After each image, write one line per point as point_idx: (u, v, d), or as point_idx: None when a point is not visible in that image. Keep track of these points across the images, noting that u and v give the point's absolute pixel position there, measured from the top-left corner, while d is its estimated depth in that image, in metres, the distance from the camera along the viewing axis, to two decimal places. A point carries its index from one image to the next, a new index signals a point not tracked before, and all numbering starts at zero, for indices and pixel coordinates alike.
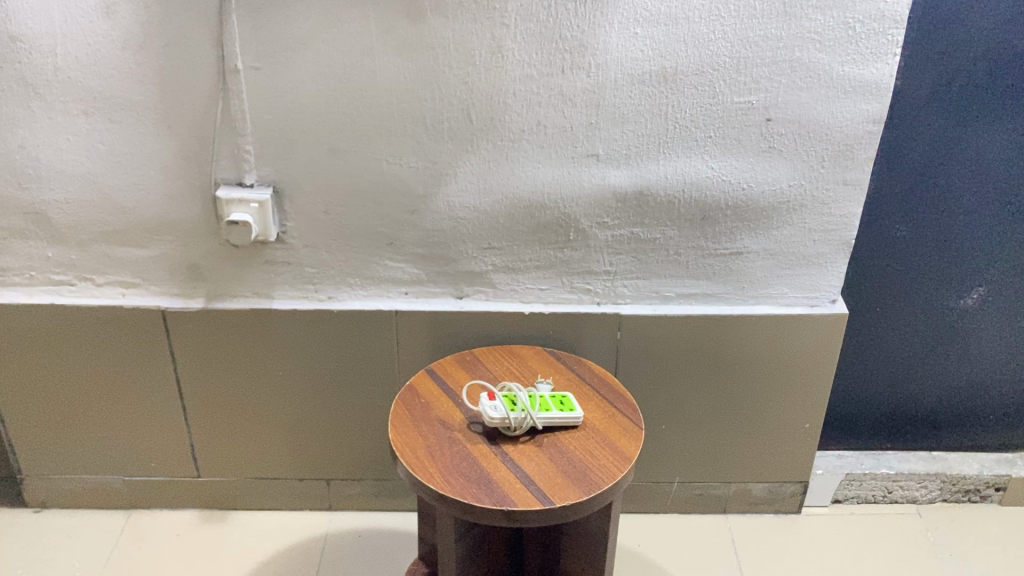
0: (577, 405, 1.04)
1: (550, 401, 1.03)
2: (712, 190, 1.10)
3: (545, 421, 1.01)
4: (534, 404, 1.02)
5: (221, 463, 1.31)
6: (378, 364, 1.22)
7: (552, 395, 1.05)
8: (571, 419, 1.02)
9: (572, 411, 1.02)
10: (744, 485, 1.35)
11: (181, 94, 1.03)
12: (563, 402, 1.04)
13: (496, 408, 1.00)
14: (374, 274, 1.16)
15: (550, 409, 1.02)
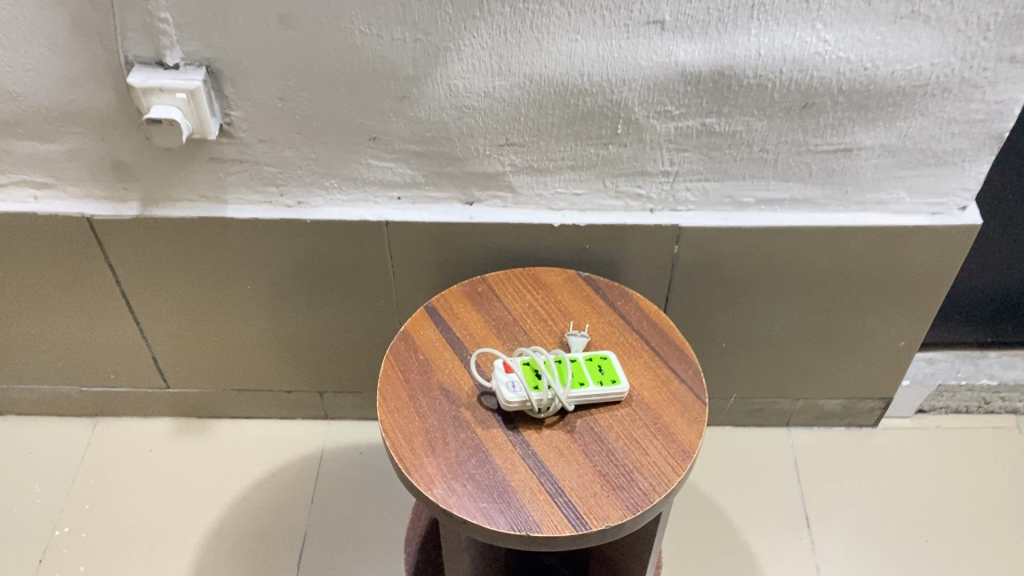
0: (621, 372, 0.79)
1: (585, 368, 0.79)
2: (821, 69, 0.77)
3: (579, 399, 0.77)
4: (564, 376, 0.77)
5: (191, 376, 1.11)
6: (368, 278, 0.97)
7: (588, 355, 0.80)
8: (614, 394, 0.78)
9: (615, 384, 0.78)
10: (814, 401, 1.13)
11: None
12: (603, 368, 0.79)
13: (514, 389, 0.76)
14: (356, 176, 0.88)
15: (586, 382, 0.78)
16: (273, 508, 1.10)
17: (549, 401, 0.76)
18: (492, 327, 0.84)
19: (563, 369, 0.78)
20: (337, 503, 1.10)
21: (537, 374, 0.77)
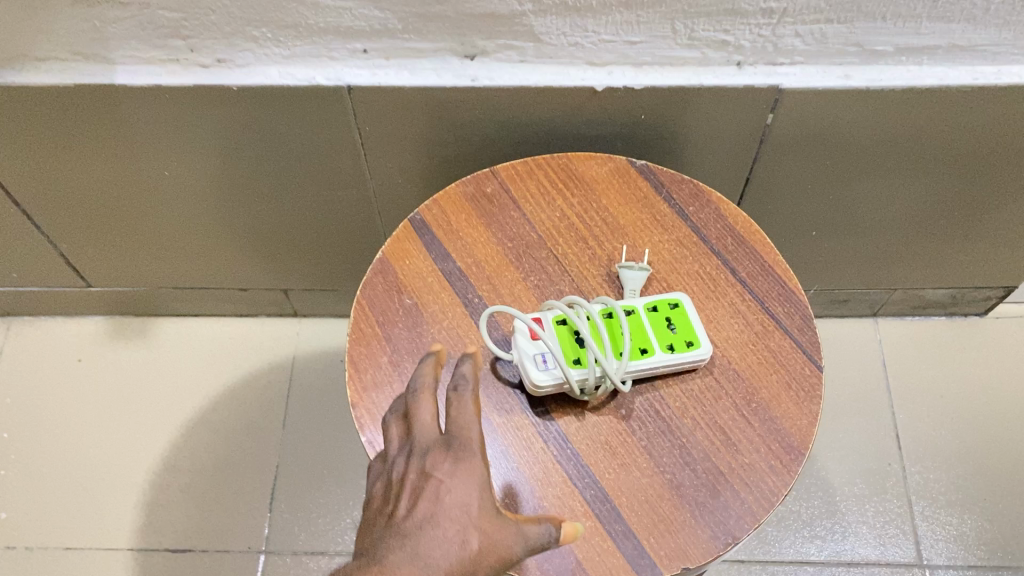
0: (698, 327, 0.54)
1: (647, 325, 0.54)
2: None
3: (639, 373, 0.53)
4: (617, 340, 0.53)
5: (118, 274, 0.87)
6: (333, 159, 0.71)
7: (650, 304, 0.55)
8: (690, 361, 0.53)
9: (691, 347, 0.53)
10: (916, 290, 0.89)
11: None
12: (672, 323, 0.54)
13: (545, 366, 0.52)
14: (298, 23, 0.58)
15: (649, 348, 0.53)
16: (236, 430, 0.89)
17: (597, 381, 0.52)
18: (509, 253, 0.59)
19: (614, 329, 0.53)
20: (315, 423, 0.89)
21: (578, 340, 0.52)
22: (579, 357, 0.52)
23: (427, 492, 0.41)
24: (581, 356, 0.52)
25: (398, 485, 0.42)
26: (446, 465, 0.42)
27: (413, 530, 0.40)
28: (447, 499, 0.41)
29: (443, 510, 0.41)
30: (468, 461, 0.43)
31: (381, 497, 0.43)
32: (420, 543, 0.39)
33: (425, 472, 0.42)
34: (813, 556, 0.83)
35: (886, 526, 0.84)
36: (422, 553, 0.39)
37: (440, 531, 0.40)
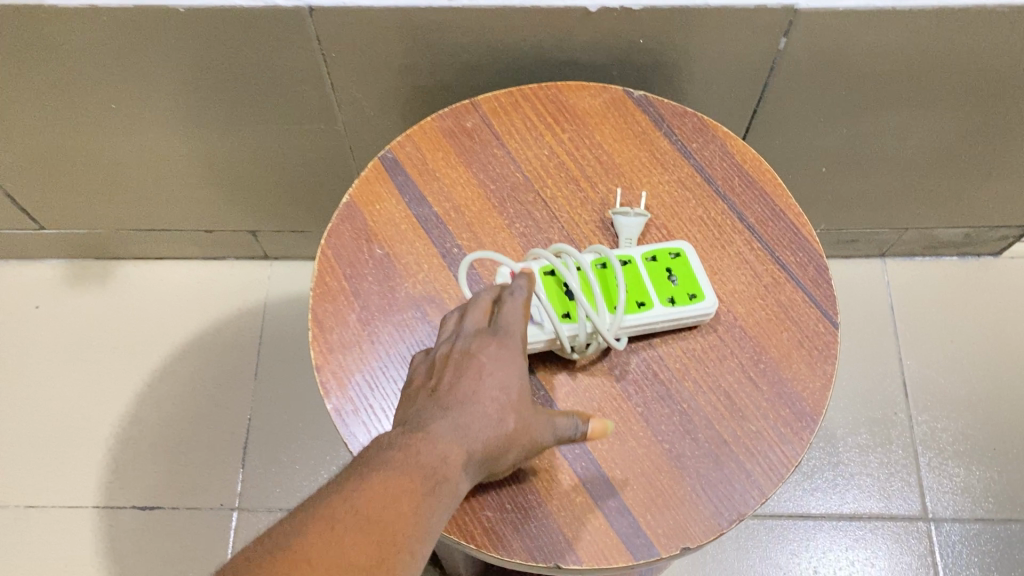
0: (702, 278, 0.49)
1: (646, 275, 0.48)
2: None
3: (636, 329, 0.47)
4: (612, 293, 0.47)
5: (71, 215, 0.81)
6: (297, 89, 0.64)
7: (649, 253, 0.49)
8: (693, 315, 0.48)
9: (694, 301, 0.48)
10: (929, 229, 0.84)
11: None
12: (673, 274, 0.49)
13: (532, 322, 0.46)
14: None
15: (647, 301, 0.47)
16: (205, 381, 0.83)
17: (589, 338, 0.46)
18: (491, 196, 0.53)
19: (608, 280, 0.48)
20: (289, 372, 0.84)
21: (568, 292, 0.47)
22: (569, 312, 0.46)
23: (473, 369, 0.40)
24: (571, 310, 0.46)
25: (440, 362, 0.41)
26: (492, 349, 0.41)
27: (452, 401, 0.39)
28: (488, 376, 0.40)
29: (483, 386, 0.40)
30: (514, 342, 0.41)
31: (424, 374, 0.41)
32: (461, 415, 0.39)
33: (468, 351, 0.41)
34: (813, 509, 0.79)
35: (890, 478, 0.80)
36: (461, 424, 0.38)
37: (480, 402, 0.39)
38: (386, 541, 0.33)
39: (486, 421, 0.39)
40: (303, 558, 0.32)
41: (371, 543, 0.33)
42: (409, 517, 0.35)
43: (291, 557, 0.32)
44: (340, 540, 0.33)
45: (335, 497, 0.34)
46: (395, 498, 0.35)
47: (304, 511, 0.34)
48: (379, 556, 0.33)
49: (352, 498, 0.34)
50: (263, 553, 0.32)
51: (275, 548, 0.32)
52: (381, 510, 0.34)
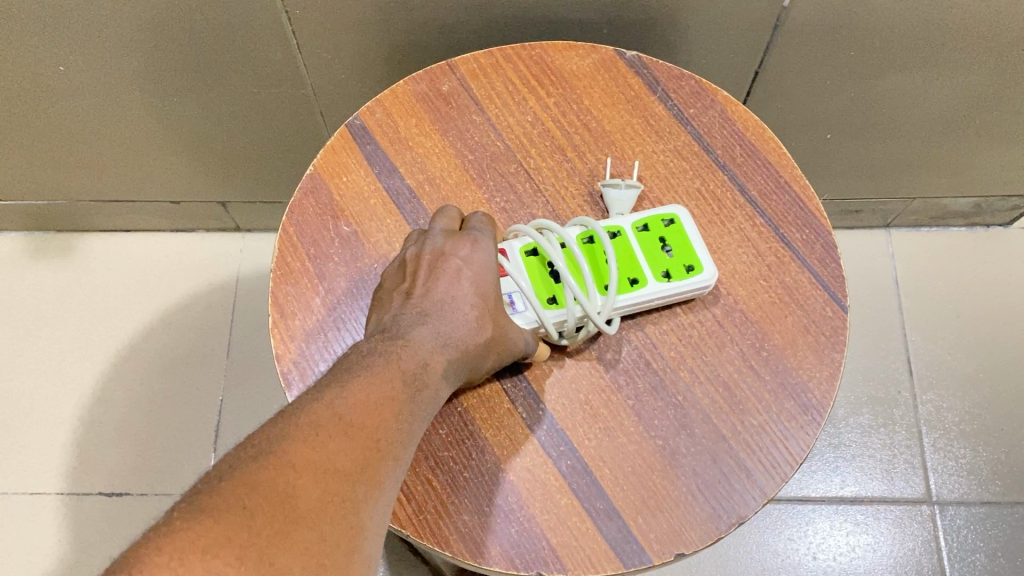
0: (700, 247, 0.44)
1: (637, 248, 0.44)
2: None
3: (629, 309, 0.43)
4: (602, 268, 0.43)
5: (27, 185, 0.76)
6: (260, 49, 0.58)
7: (640, 222, 0.45)
8: (691, 289, 0.44)
9: (691, 273, 0.43)
10: (937, 199, 0.79)
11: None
12: (668, 244, 0.44)
13: (514, 309, 0.42)
14: None
15: (640, 278, 0.43)
16: (175, 360, 0.79)
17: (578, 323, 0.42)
18: (470, 167, 0.48)
19: (597, 255, 0.43)
20: (263, 351, 0.80)
21: (553, 271, 0.43)
22: (555, 295, 0.42)
23: (448, 271, 0.39)
24: (557, 294, 0.42)
25: (412, 266, 0.40)
26: (466, 250, 0.40)
27: (432, 303, 0.38)
28: (466, 280, 0.39)
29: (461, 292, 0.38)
30: (488, 250, 0.40)
31: (395, 278, 0.40)
32: (440, 319, 0.37)
33: (443, 254, 0.39)
34: (813, 493, 0.76)
35: (894, 460, 0.77)
36: (443, 332, 0.37)
37: (459, 306, 0.38)
38: (372, 447, 0.31)
39: (466, 328, 0.37)
40: (290, 462, 0.28)
41: (357, 450, 0.30)
42: (391, 430, 0.32)
43: (276, 458, 0.28)
44: (326, 444, 0.29)
45: (312, 413, 0.31)
46: (379, 416, 0.32)
47: (280, 420, 0.30)
48: (366, 462, 0.30)
49: (335, 404, 0.31)
50: (240, 458, 0.28)
51: (259, 452, 0.28)
52: (364, 417, 0.31)
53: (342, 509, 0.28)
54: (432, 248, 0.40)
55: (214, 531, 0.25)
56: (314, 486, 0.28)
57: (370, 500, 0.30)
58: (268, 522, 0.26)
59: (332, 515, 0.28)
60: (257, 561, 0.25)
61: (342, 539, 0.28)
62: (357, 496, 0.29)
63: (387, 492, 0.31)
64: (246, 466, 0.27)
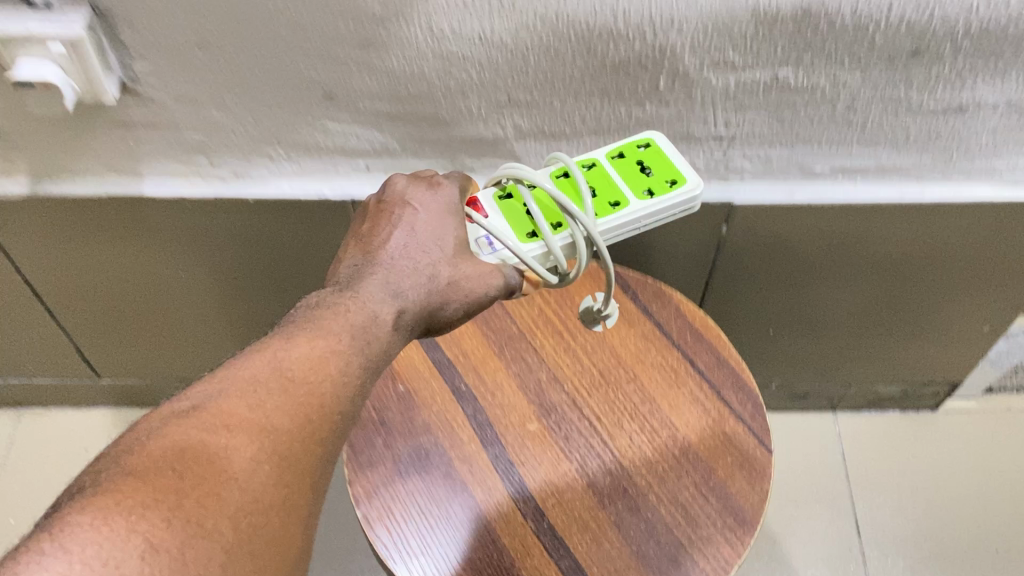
0: (678, 166, 0.59)
1: (617, 178, 0.58)
2: (948, 7, 0.56)
3: (615, 229, 0.56)
4: (575, 193, 0.56)
5: (127, 366, 0.94)
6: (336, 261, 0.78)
7: (613, 159, 0.59)
8: (670, 203, 0.58)
9: (668, 189, 0.58)
10: (869, 386, 0.96)
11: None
12: (644, 171, 0.59)
13: (492, 248, 0.55)
14: (309, 144, 0.67)
15: (619, 202, 0.57)
16: None
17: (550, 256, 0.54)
18: (492, 345, 0.67)
19: (573, 188, 0.56)
20: None
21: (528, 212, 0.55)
22: (531, 231, 0.54)
23: (403, 220, 0.52)
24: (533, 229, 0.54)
25: (377, 211, 0.53)
26: (420, 205, 0.53)
27: (388, 249, 0.51)
28: (417, 227, 0.52)
29: (413, 239, 0.51)
30: (444, 200, 0.54)
31: (366, 222, 0.54)
32: (392, 270, 0.49)
33: (401, 203, 0.53)
34: None
35: None
36: (393, 280, 0.49)
37: (407, 258, 0.50)
38: (304, 409, 0.41)
39: (412, 280, 0.49)
40: (224, 424, 0.38)
41: (290, 412, 0.40)
42: (330, 390, 0.42)
43: (209, 417, 0.38)
44: (262, 404, 0.40)
45: (252, 380, 0.41)
46: (321, 376, 0.42)
47: (222, 383, 0.41)
48: (300, 420, 0.40)
49: (276, 361, 0.42)
50: (180, 414, 0.38)
51: (196, 415, 0.38)
52: (302, 372, 0.42)
53: (268, 465, 0.38)
54: (397, 203, 0.53)
55: (147, 481, 0.34)
56: (243, 444, 0.38)
57: (301, 455, 0.39)
58: (194, 477, 0.35)
59: (262, 473, 0.38)
60: (187, 500, 0.34)
61: (272, 490, 0.38)
62: (291, 454, 0.39)
63: (325, 455, 0.41)
64: (185, 420, 0.38)
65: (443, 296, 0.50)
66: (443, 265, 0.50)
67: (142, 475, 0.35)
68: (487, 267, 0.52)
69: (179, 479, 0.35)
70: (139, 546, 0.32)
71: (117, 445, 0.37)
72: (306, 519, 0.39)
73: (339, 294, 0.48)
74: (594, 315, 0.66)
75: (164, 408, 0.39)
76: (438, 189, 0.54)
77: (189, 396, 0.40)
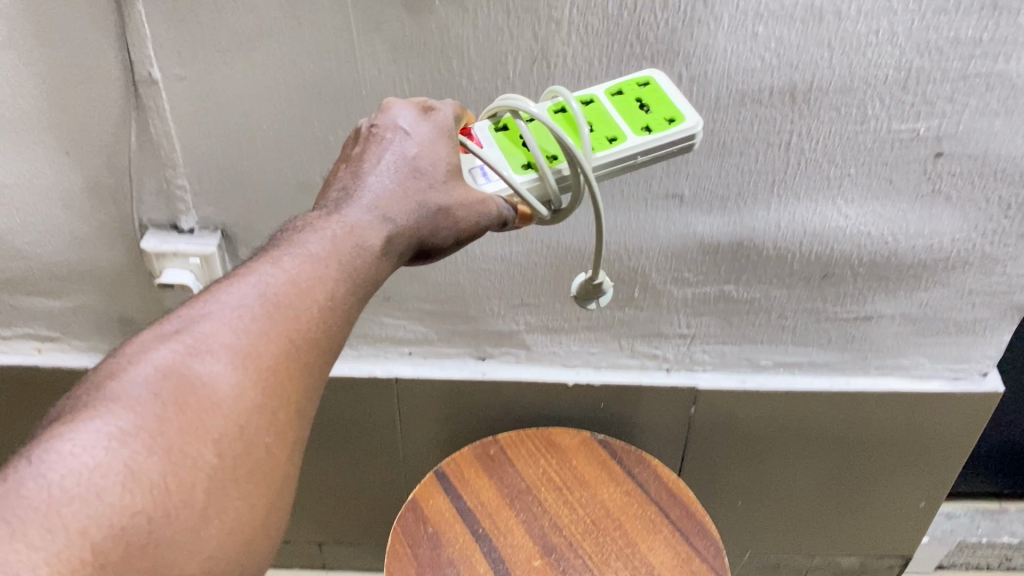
0: (678, 106, 0.60)
1: (615, 113, 0.60)
2: (843, 243, 0.77)
3: (613, 159, 0.59)
4: (574, 128, 0.58)
5: None
6: (376, 434, 0.96)
7: (613, 95, 0.62)
8: (669, 139, 0.59)
9: (668, 125, 0.59)
10: (832, 559, 1.10)
11: (63, 100, 0.68)
12: (642, 107, 0.61)
13: (487, 177, 0.58)
14: (367, 334, 0.88)
15: (617, 136, 0.59)
16: None
17: (544, 189, 0.57)
18: (505, 496, 0.83)
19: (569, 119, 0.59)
20: None
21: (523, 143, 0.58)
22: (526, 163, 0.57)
23: (393, 145, 0.53)
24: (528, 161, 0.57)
25: (365, 135, 0.55)
26: (413, 131, 0.54)
27: (378, 173, 0.52)
28: (412, 144, 0.53)
29: (404, 163, 0.53)
30: (440, 121, 0.55)
31: (355, 143, 0.55)
32: (384, 202, 0.51)
33: (390, 127, 0.54)
34: None
35: None
36: (385, 209, 0.50)
37: (396, 181, 0.52)
38: (286, 338, 0.45)
39: (404, 208, 0.51)
40: (206, 349, 0.43)
41: (275, 337, 0.44)
42: (319, 317, 0.46)
43: (188, 343, 0.43)
44: (247, 332, 0.44)
45: (233, 307, 0.44)
46: (304, 303, 0.46)
47: (204, 306, 0.45)
48: (289, 346, 0.45)
49: (261, 288, 0.45)
50: (162, 338, 0.43)
51: (181, 339, 0.43)
52: (285, 300, 0.45)
53: (249, 393, 0.43)
54: (390, 126, 0.54)
55: (131, 412, 0.40)
56: (226, 378, 0.42)
57: (287, 380, 0.44)
58: (174, 416, 0.40)
59: (242, 398, 0.42)
60: (168, 430, 0.40)
61: (253, 414, 0.43)
62: (276, 380, 0.44)
63: (316, 373, 0.46)
64: (167, 346, 0.43)
65: (433, 224, 0.52)
66: (434, 190, 0.53)
67: (128, 402, 0.40)
68: (480, 195, 0.54)
69: (161, 411, 0.40)
70: (122, 467, 0.38)
71: (110, 362, 0.43)
72: (292, 435, 0.44)
73: (329, 214, 0.50)
74: (587, 291, 0.64)
75: (153, 331, 0.44)
76: (434, 113, 0.56)
77: (181, 316, 0.44)
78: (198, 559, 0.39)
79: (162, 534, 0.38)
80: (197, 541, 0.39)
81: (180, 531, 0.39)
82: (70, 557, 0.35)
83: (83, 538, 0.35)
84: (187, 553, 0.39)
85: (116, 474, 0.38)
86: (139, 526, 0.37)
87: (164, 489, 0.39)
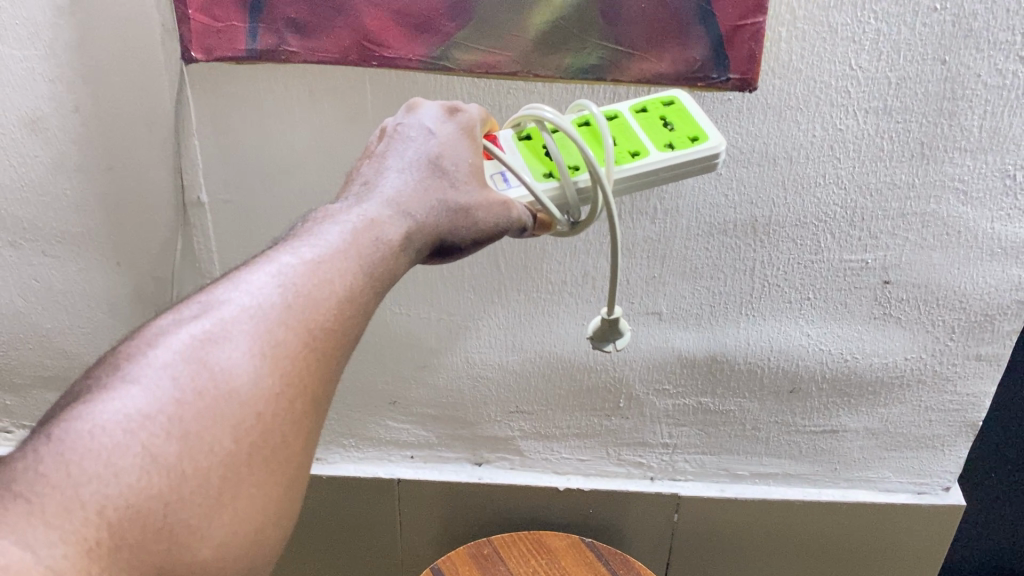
0: (701, 126, 0.63)
1: (639, 129, 0.62)
2: (807, 359, 0.85)
3: (635, 172, 0.61)
4: (597, 141, 0.60)
5: None
6: (376, 535, 1.02)
7: (636, 113, 0.64)
8: (692, 156, 0.61)
9: (690, 143, 0.61)
10: None
11: (121, 215, 0.79)
12: (664, 125, 0.63)
13: (508, 182, 0.59)
14: (373, 436, 0.95)
15: (640, 151, 0.61)
16: None
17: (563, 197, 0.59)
18: None
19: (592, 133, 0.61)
20: None
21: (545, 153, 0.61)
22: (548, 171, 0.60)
23: (414, 146, 0.56)
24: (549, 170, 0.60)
25: (387, 133, 0.58)
26: (435, 132, 0.57)
27: (397, 172, 0.55)
28: (433, 143, 0.56)
29: (423, 161, 0.55)
30: (462, 123, 0.58)
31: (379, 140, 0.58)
32: (403, 202, 0.53)
33: (411, 128, 0.57)
34: None
35: None
36: (403, 206, 0.53)
37: (415, 181, 0.54)
38: (303, 329, 0.47)
39: (421, 207, 0.53)
40: (225, 335, 0.45)
41: (295, 328, 0.47)
42: (340, 311, 0.48)
43: (210, 331, 0.45)
44: (268, 322, 0.46)
45: (254, 296, 0.47)
46: (325, 295, 0.48)
47: (227, 295, 0.47)
48: (309, 337, 0.47)
49: (283, 280, 0.48)
50: (185, 322, 0.46)
51: (204, 324, 0.46)
52: (306, 292, 0.48)
53: (265, 381, 0.45)
54: (415, 125, 0.57)
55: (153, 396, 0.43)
56: (244, 364, 0.45)
57: (305, 369, 0.46)
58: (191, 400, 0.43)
59: (258, 386, 0.45)
60: (186, 413, 0.43)
61: (269, 402, 0.45)
62: (295, 371, 0.46)
63: (334, 363, 0.48)
64: (190, 332, 0.45)
65: (451, 223, 0.54)
66: (454, 189, 0.55)
67: (148, 385, 0.43)
68: (501, 199, 0.56)
69: (179, 396, 0.43)
70: (142, 449, 0.41)
71: (131, 345, 0.45)
72: (306, 423, 0.47)
73: (351, 208, 0.53)
74: (604, 331, 0.63)
75: (178, 315, 0.47)
76: (457, 114, 0.58)
77: (203, 302, 0.47)
78: (212, 541, 0.43)
79: (177, 514, 0.41)
80: (210, 525, 0.42)
81: (194, 514, 0.42)
82: (87, 535, 0.39)
83: (100, 517, 0.39)
84: (199, 535, 0.42)
85: (134, 456, 0.41)
86: (153, 508, 0.41)
87: (179, 473, 0.42)
